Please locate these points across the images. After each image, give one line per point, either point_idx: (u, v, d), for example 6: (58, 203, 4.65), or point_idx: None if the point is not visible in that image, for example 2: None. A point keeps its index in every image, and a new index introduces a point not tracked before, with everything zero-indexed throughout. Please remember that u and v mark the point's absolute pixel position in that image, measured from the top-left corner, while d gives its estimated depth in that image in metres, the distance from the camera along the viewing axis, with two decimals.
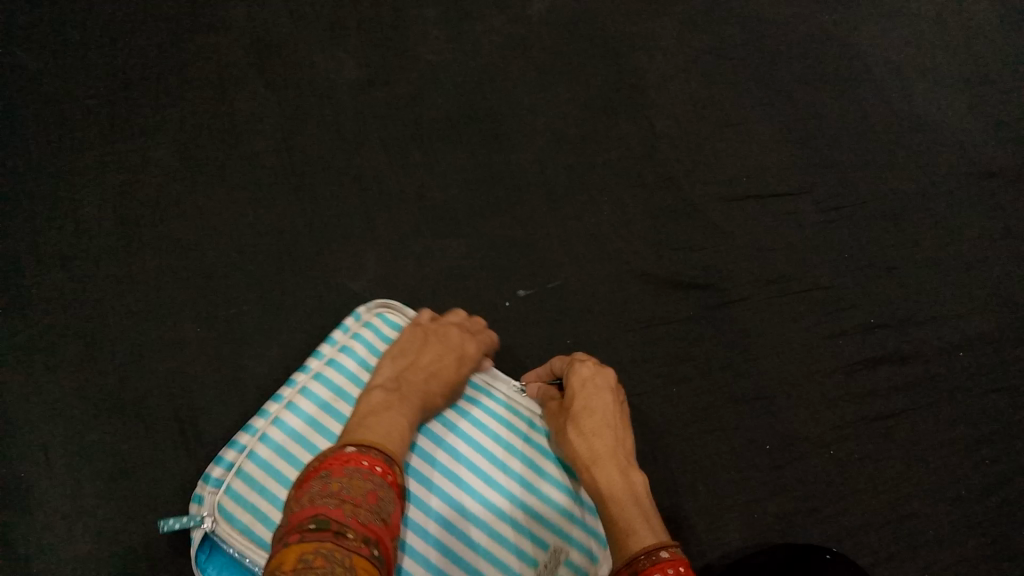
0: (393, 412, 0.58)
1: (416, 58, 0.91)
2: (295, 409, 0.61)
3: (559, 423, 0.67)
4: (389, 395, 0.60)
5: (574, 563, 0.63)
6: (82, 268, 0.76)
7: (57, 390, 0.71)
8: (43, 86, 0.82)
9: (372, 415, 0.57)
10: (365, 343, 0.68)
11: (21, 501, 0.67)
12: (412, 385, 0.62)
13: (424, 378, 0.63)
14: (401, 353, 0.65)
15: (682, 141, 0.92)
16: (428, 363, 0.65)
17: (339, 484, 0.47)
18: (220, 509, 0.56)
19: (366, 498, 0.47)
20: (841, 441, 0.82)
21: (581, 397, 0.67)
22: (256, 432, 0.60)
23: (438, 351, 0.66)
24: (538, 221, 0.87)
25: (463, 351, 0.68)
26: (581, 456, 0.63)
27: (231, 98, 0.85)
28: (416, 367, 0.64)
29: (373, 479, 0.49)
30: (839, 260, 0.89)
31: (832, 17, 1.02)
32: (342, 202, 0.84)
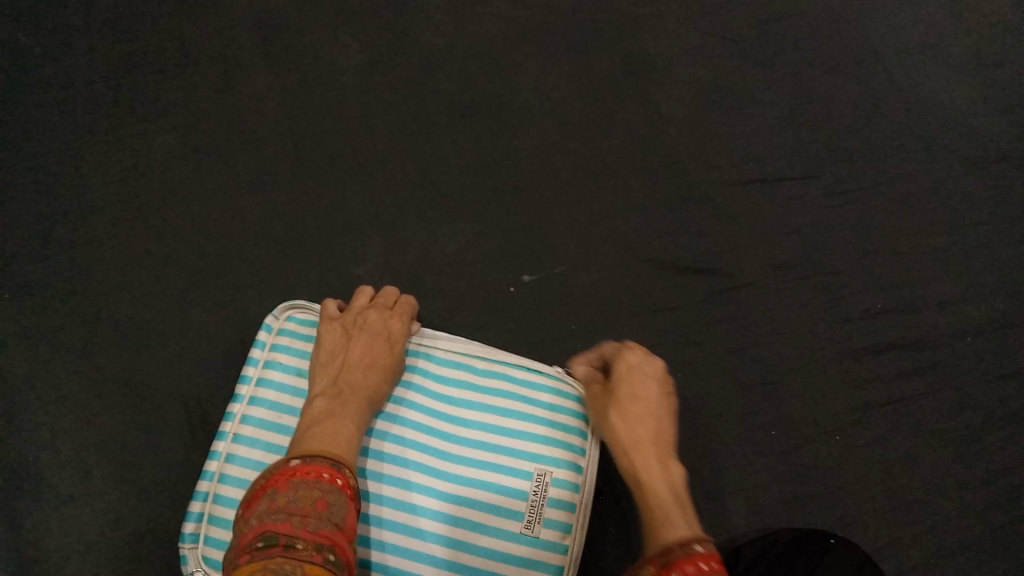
0: (338, 416, 0.58)
1: (420, 41, 0.90)
2: (242, 440, 0.63)
3: (602, 405, 0.65)
4: (330, 400, 0.60)
5: (561, 480, 0.63)
6: (88, 256, 0.78)
7: (65, 377, 0.74)
8: (51, 79, 0.84)
9: (316, 423, 0.57)
10: (287, 350, 0.67)
11: (30, 483, 0.71)
12: (351, 383, 0.62)
13: (359, 373, 0.62)
14: (328, 354, 0.64)
15: (686, 124, 0.91)
16: (357, 354, 0.64)
17: (286, 498, 0.50)
18: (208, 561, 0.61)
19: (314, 506, 0.49)
20: (847, 427, 0.80)
21: (626, 381, 0.65)
22: (213, 476, 0.62)
23: (363, 341, 0.65)
24: (542, 203, 0.86)
25: (392, 335, 0.67)
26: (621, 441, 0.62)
27: (233, 85, 0.86)
28: (347, 364, 0.63)
29: (320, 485, 0.51)
30: (844, 245, 0.87)
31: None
32: (343, 185, 0.83)
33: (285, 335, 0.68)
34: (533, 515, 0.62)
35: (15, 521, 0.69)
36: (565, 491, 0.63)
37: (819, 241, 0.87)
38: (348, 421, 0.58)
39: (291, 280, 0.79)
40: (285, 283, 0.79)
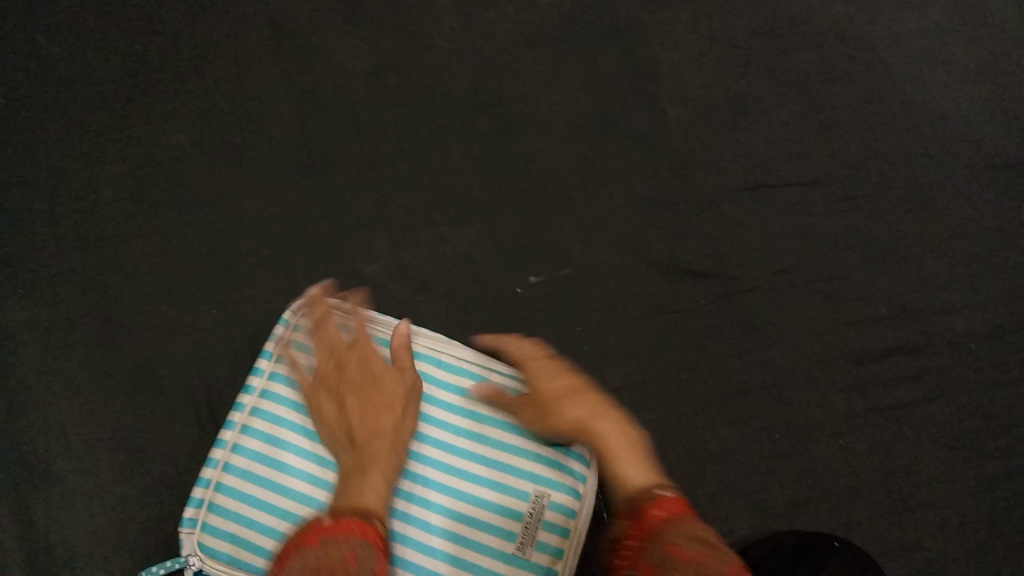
0: (366, 472, 0.62)
1: (429, 43, 0.91)
2: (250, 432, 0.67)
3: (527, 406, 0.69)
4: (357, 460, 0.63)
5: (557, 504, 0.67)
6: (101, 253, 0.79)
7: (78, 373, 0.75)
8: (66, 77, 0.85)
9: (347, 485, 0.61)
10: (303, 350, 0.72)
11: (43, 477, 0.71)
12: (365, 436, 0.65)
13: (371, 425, 0.66)
14: (329, 417, 0.67)
15: (693, 130, 0.92)
16: (359, 410, 0.67)
17: (315, 556, 0.52)
18: (202, 545, 0.65)
19: (346, 561, 0.52)
20: (851, 431, 0.81)
21: (543, 379, 0.69)
22: (217, 463, 0.66)
23: (356, 398, 0.68)
24: (550, 206, 0.86)
25: (382, 373, 0.69)
26: (579, 427, 0.65)
27: (245, 85, 0.87)
28: (355, 420, 0.66)
29: (348, 539, 0.54)
30: (849, 252, 0.88)
31: (847, 7, 1.01)
32: (354, 186, 0.84)
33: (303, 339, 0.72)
34: (528, 538, 0.66)
35: (28, 515, 0.70)
36: (561, 515, 0.67)
37: (823, 247, 0.88)
38: (374, 474, 0.62)
39: (301, 279, 0.80)
40: (296, 283, 0.80)
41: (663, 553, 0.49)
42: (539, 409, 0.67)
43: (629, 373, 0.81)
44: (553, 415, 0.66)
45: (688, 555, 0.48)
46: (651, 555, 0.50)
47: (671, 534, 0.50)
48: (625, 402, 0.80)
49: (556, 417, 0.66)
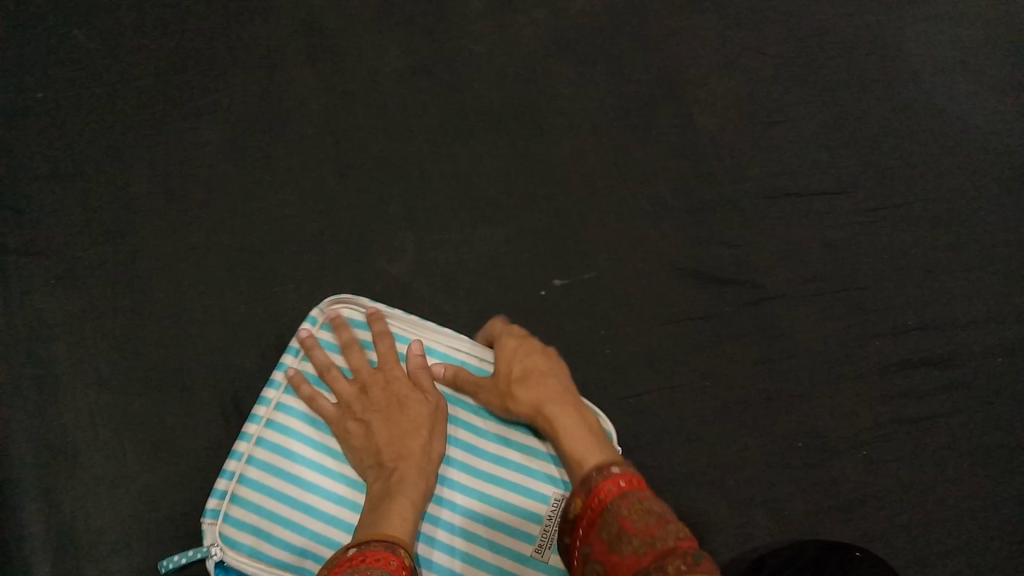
0: (393, 498, 0.61)
1: (460, 46, 0.92)
2: (276, 427, 0.68)
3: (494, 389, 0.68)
4: (386, 484, 0.63)
5: None
6: (133, 246, 0.80)
7: (108, 361, 0.76)
8: (103, 73, 0.87)
9: (376, 511, 0.61)
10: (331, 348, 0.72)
11: (70, 465, 0.73)
12: (392, 460, 0.64)
13: (397, 448, 0.65)
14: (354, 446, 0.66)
15: (721, 137, 0.92)
16: (384, 434, 0.66)
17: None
18: (223, 536, 0.65)
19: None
20: (876, 442, 0.80)
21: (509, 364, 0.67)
22: (242, 456, 0.67)
23: (381, 420, 0.67)
24: (576, 209, 0.87)
25: (404, 394, 0.68)
26: (533, 409, 0.64)
27: (277, 84, 0.88)
28: (380, 444, 0.65)
29: (369, 570, 0.53)
30: (876, 262, 0.87)
31: (878, 17, 1.00)
32: (382, 186, 0.85)
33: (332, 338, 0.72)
34: (546, 540, 0.68)
35: (55, 502, 0.71)
36: None
37: (850, 256, 0.87)
38: (402, 501, 0.61)
39: (328, 276, 0.81)
40: (322, 279, 0.81)
41: (614, 528, 0.49)
42: (498, 394, 0.67)
43: (652, 377, 0.81)
44: (511, 397, 0.66)
45: (641, 527, 0.48)
46: (602, 528, 0.50)
47: (620, 507, 0.50)
48: (647, 406, 0.80)
49: (512, 400, 0.66)
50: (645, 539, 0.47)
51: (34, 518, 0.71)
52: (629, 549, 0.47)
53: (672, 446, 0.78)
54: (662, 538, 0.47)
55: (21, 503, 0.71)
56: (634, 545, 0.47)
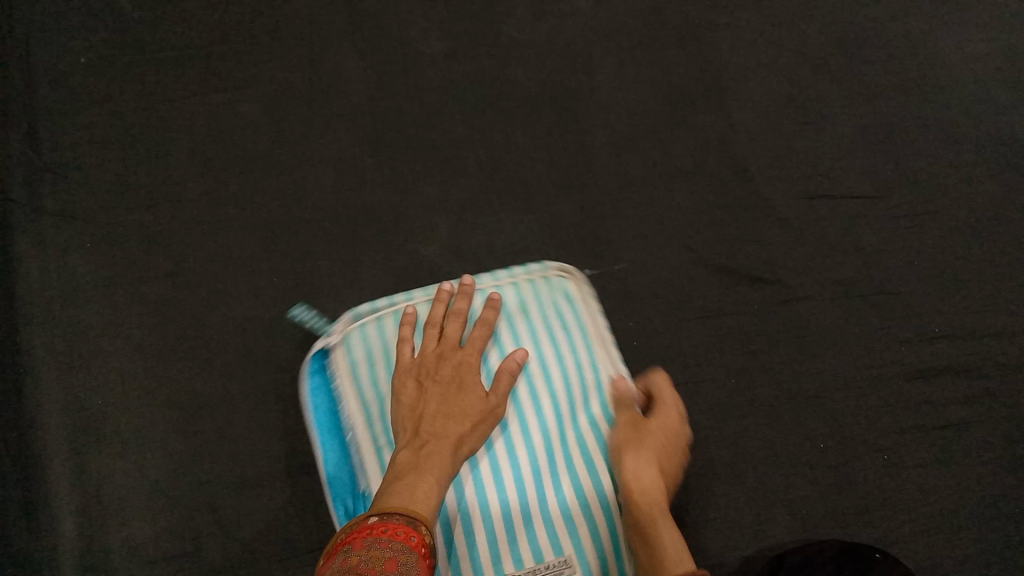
0: (419, 471, 0.55)
1: (501, 32, 0.92)
2: None
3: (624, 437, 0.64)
4: (417, 456, 0.56)
5: None
6: (169, 212, 0.81)
7: (139, 328, 0.77)
8: (146, 39, 0.87)
9: (401, 476, 0.54)
10: (523, 292, 0.69)
11: (99, 425, 0.73)
12: (433, 434, 0.58)
13: (440, 425, 0.58)
14: (407, 394, 0.61)
15: (758, 135, 0.91)
16: (437, 403, 0.59)
17: (358, 556, 0.45)
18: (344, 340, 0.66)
19: (385, 568, 0.45)
20: (898, 446, 0.80)
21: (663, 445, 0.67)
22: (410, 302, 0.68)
23: (439, 393, 0.60)
24: (609, 200, 0.87)
25: (475, 380, 0.62)
26: (641, 488, 0.61)
27: (319, 61, 0.88)
28: (427, 414, 0.59)
29: (393, 545, 0.47)
30: (907, 268, 0.87)
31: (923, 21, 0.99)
32: (417, 167, 0.85)
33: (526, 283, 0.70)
34: None
35: (83, 461, 0.72)
36: None
37: (881, 261, 0.87)
38: (428, 477, 0.54)
39: (361, 254, 0.81)
40: (356, 257, 0.81)
41: None
42: (630, 442, 0.64)
43: (678, 371, 0.81)
44: (632, 457, 0.63)
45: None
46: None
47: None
48: None
49: (628, 464, 0.62)
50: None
51: (59, 478, 0.71)
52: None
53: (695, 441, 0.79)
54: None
55: (48, 461, 0.71)
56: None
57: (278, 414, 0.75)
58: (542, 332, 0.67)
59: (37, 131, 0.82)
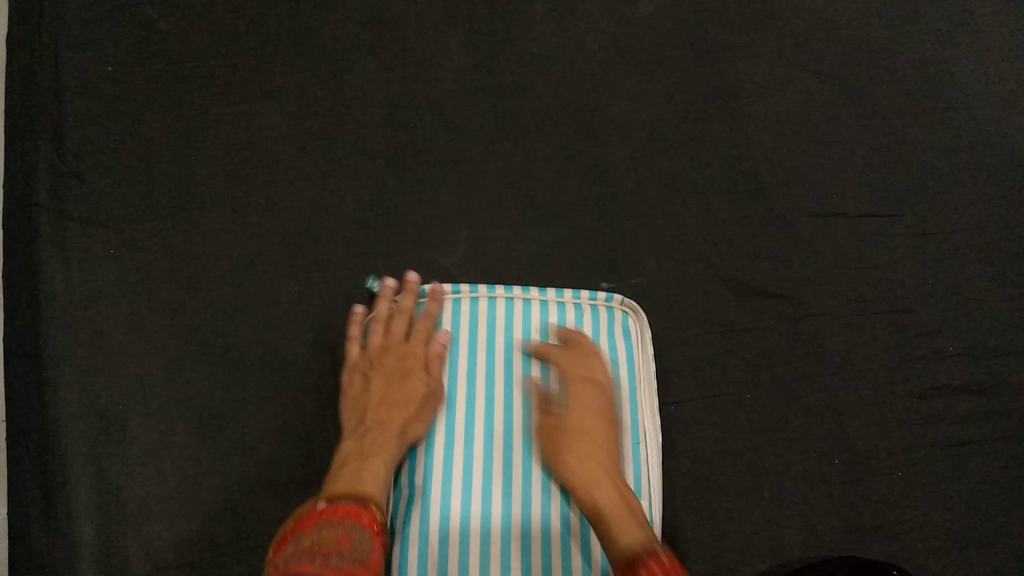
0: (367, 458, 0.64)
1: (522, 48, 0.93)
2: (507, 309, 0.75)
3: (553, 444, 0.67)
4: (363, 444, 0.66)
5: None
6: (191, 220, 0.82)
7: (161, 335, 0.78)
8: (172, 50, 0.88)
9: (352, 465, 0.64)
10: (575, 319, 0.75)
11: (119, 430, 0.75)
12: (375, 422, 0.68)
13: (384, 413, 0.68)
14: (366, 385, 0.72)
15: (776, 153, 0.92)
16: (378, 395, 0.70)
17: (309, 540, 0.54)
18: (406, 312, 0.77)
19: (336, 546, 0.54)
20: (912, 464, 0.80)
21: (586, 431, 0.67)
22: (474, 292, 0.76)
23: (382, 383, 0.71)
24: (627, 214, 0.87)
25: (413, 367, 0.71)
26: (576, 483, 0.64)
27: (343, 73, 0.89)
28: (371, 404, 0.69)
29: (343, 524, 0.56)
30: (923, 287, 0.87)
31: (946, 39, 0.99)
32: (437, 180, 0.86)
33: (589, 311, 0.76)
34: None
35: (104, 465, 0.73)
36: None
37: (896, 280, 0.88)
38: (373, 461, 0.64)
39: (381, 264, 0.82)
40: (375, 266, 0.82)
41: None
42: (564, 442, 0.66)
43: (693, 386, 0.82)
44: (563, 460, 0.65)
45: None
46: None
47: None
48: (688, 415, 0.81)
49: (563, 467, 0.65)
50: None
51: (80, 481, 0.72)
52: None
53: (710, 455, 0.80)
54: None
55: (68, 467, 0.73)
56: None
57: (299, 420, 0.76)
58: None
59: (63, 139, 0.83)
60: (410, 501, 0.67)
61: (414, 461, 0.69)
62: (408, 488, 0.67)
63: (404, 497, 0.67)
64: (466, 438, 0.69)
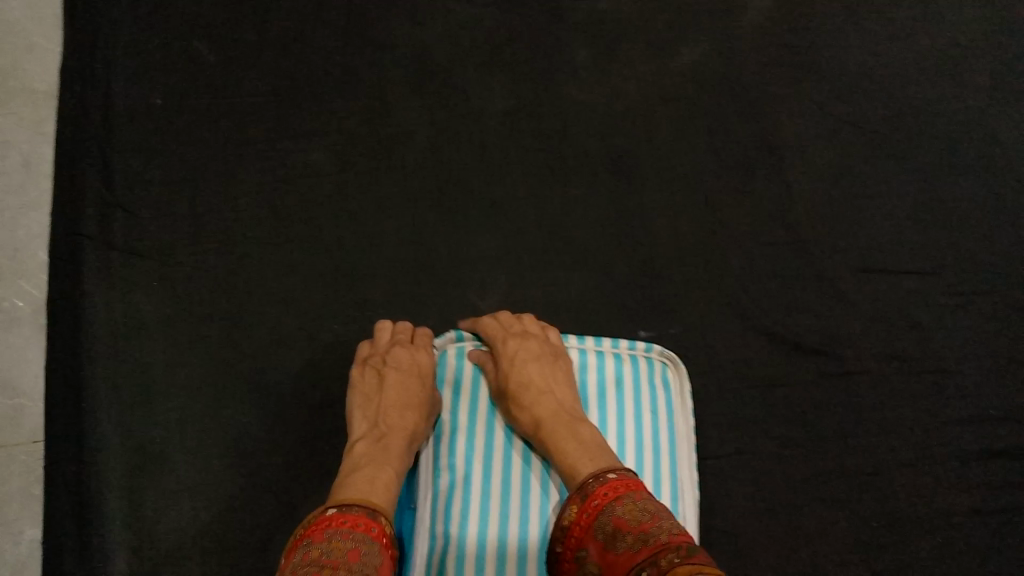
0: (378, 465, 0.63)
1: (564, 93, 0.92)
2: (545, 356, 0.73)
3: (500, 396, 0.69)
4: (373, 450, 0.65)
5: None
6: (234, 257, 0.83)
7: (200, 372, 0.79)
8: (219, 85, 0.89)
9: (362, 470, 0.62)
10: (615, 368, 0.74)
11: (156, 465, 0.76)
12: (389, 428, 0.67)
13: (396, 418, 0.68)
14: (372, 393, 0.71)
15: (817, 205, 0.91)
16: (387, 398, 0.69)
17: (318, 549, 0.51)
18: (443, 355, 0.75)
19: (346, 558, 0.51)
20: (952, 529, 0.79)
21: (518, 370, 0.69)
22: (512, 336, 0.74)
23: (390, 386, 0.70)
24: (666, 264, 0.87)
25: (423, 376, 0.72)
26: (532, 427, 0.66)
27: (387, 114, 0.89)
28: (380, 407, 0.69)
29: (354, 536, 0.53)
30: (965, 347, 0.86)
31: (998, 92, 0.97)
32: (477, 224, 0.86)
33: (628, 359, 0.74)
34: None
35: (139, 501, 0.75)
36: None
37: (938, 339, 0.86)
38: (385, 469, 0.63)
39: (419, 306, 0.83)
40: (413, 308, 0.82)
41: (610, 527, 0.54)
42: (507, 392, 0.68)
43: (728, 441, 0.82)
44: (512, 408, 0.68)
45: (635, 525, 0.53)
46: (597, 530, 0.55)
47: (615, 507, 0.55)
48: (720, 468, 0.81)
49: (513, 414, 0.67)
50: (639, 536, 0.52)
51: (114, 515, 0.74)
52: (624, 546, 0.52)
53: (744, 511, 0.79)
54: (655, 534, 0.52)
55: (104, 502, 0.74)
56: (629, 542, 0.52)
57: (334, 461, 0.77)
58: (627, 412, 0.71)
59: (111, 173, 0.85)
60: (445, 549, 0.63)
61: (448, 508, 0.65)
62: (443, 537, 0.63)
63: (437, 545, 0.63)
64: (503, 484, 0.65)
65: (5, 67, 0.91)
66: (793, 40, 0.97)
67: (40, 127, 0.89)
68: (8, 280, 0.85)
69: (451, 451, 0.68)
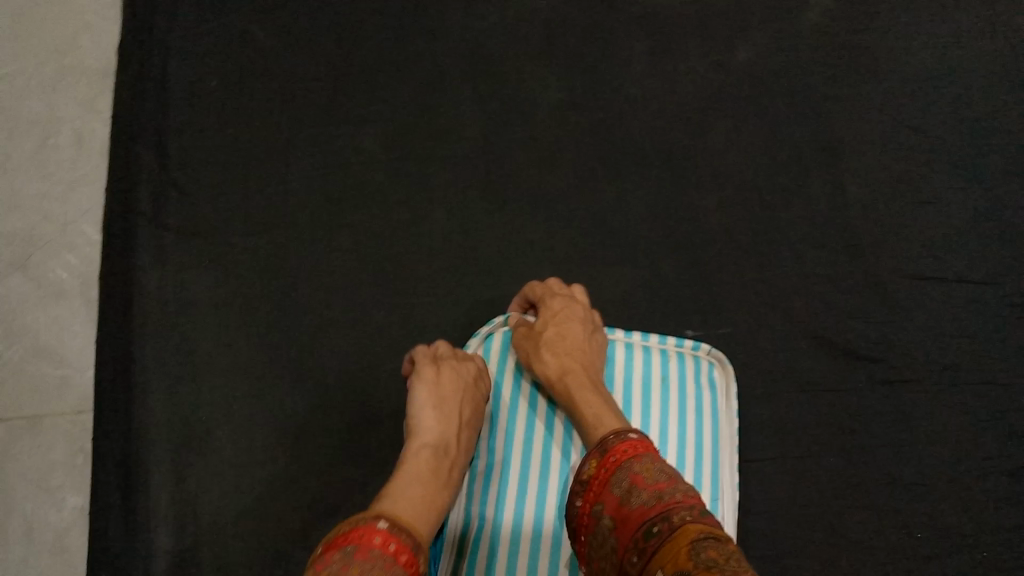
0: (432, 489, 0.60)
1: (619, 87, 0.91)
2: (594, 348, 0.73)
3: (529, 344, 0.69)
4: (433, 469, 0.62)
5: None
6: (283, 238, 0.84)
7: (246, 352, 0.80)
8: (272, 68, 0.90)
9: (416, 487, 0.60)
10: (662, 364, 0.72)
11: (199, 441, 0.77)
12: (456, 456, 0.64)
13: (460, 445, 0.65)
14: (446, 399, 0.66)
15: (872, 209, 0.89)
16: (462, 416, 0.66)
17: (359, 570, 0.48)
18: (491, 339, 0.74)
19: None
20: (997, 543, 0.78)
21: (558, 325, 0.70)
22: None
23: (465, 406, 0.66)
24: (714, 263, 0.86)
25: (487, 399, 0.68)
26: (554, 375, 0.65)
27: (439, 102, 0.89)
28: (453, 425, 0.65)
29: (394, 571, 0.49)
30: (1019, 360, 0.84)
31: None
32: (525, 215, 0.86)
33: (675, 357, 0.73)
34: None
35: (183, 476, 0.76)
36: None
37: (992, 351, 0.84)
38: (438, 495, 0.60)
39: (466, 296, 0.83)
40: (460, 298, 0.83)
41: (628, 482, 0.54)
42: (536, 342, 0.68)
43: (772, 443, 0.81)
44: (537, 355, 0.67)
45: (652, 483, 0.53)
46: (614, 484, 0.54)
47: (633, 464, 0.55)
48: (764, 471, 0.80)
49: (539, 359, 0.67)
50: (655, 492, 0.52)
51: (159, 490, 0.75)
52: (639, 502, 0.52)
53: (784, 515, 0.78)
54: (670, 492, 0.52)
55: (149, 475, 0.76)
56: (644, 498, 0.52)
57: (376, 444, 0.77)
58: (671, 410, 0.70)
59: (165, 151, 0.86)
60: (479, 530, 0.63)
61: (484, 487, 0.65)
62: (476, 519, 0.64)
63: (472, 522, 0.64)
64: (540, 472, 0.65)
65: (63, 42, 0.93)
66: (855, 40, 0.95)
67: (93, 103, 0.90)
68: (56, 251, 0.86)
69: (492, 435, 0.68)
